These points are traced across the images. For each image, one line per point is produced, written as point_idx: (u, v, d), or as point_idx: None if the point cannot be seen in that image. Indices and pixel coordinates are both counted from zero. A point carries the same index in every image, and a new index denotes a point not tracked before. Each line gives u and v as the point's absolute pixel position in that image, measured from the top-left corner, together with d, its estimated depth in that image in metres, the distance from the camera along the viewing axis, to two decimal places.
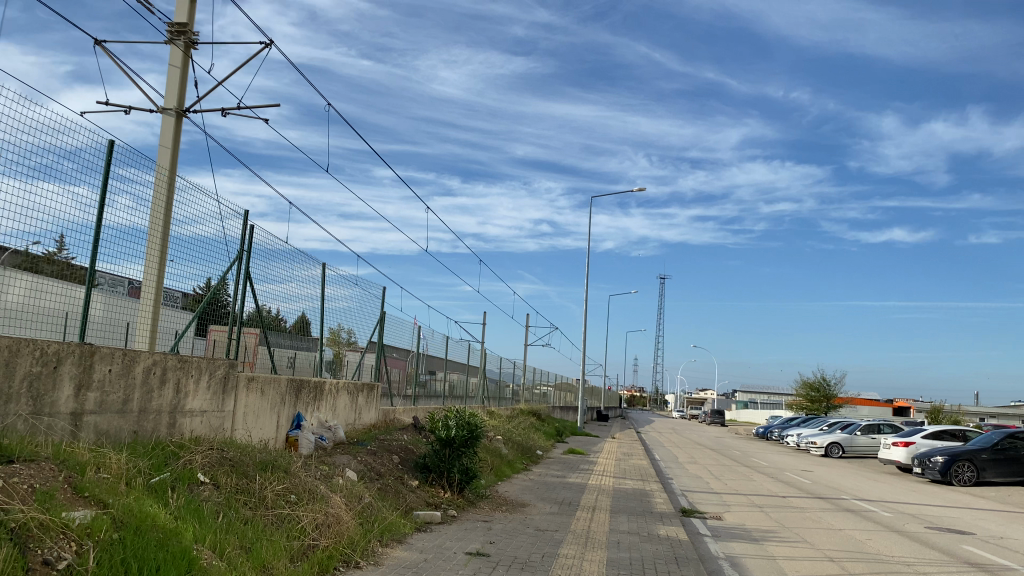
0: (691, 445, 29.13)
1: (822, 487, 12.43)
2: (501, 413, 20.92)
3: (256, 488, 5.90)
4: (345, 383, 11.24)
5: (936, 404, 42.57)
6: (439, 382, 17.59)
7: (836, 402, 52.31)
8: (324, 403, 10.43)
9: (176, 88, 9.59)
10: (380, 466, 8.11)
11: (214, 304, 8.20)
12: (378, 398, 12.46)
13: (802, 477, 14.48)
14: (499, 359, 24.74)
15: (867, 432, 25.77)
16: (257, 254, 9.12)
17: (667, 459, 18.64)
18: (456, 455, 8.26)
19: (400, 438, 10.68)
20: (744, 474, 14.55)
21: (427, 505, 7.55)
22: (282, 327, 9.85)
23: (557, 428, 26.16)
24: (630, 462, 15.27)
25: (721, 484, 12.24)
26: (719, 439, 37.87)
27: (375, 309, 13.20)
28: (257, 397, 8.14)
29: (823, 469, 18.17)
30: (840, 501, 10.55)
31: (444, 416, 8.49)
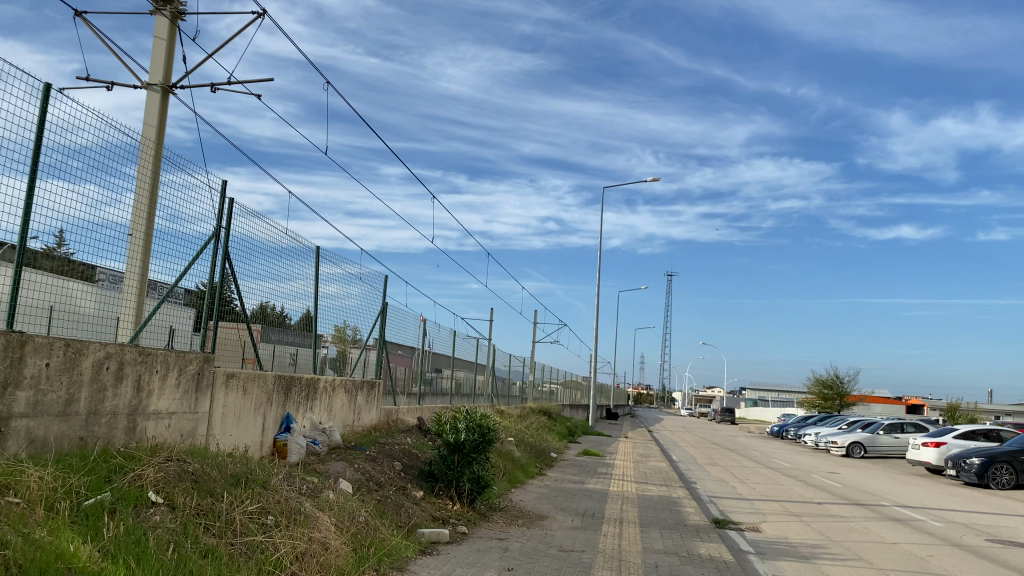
0: (703, 444, 28.91)
1: (857, 492, 12.16)
2: (509, 412, 20.74)
3: (213, 506, 5.50)
4: (344, 381, 10.97)
5: (954, 403, 42.22)
6: (446, 380, 17.41)
7: (850, 400, 51.98)
8: (318, 402, 10.16)
9: (163, 62, 9.34)
10: (380, 475, 7.97)
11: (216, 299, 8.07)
12: (378, 397, 12.21)
13: (827, 480, 14.23)
14: (505, 357, 24.55)
15: (890, 431, 25.48)
16: (263, 253, 9.05)
17: (685, 460, 18.43)
18: (465, 461, 8.06)
19: (401, 442, 10.41)
20: (768, 477, 14.32)
21: (433, 519, 7.36)
22: (285, 324, 9.69)
23: (569, 428, 25.96)
24: (646, 465, 15.05)
25: (749, 489, 12.00)
26: (731, 437, 37.67)
27: (376, 302, 12.89)
28: (235, 397, 7.89)
29: (851, 471, 17.90)
30: (881, 508, 10.30)
31: (452, 418, 8.21)
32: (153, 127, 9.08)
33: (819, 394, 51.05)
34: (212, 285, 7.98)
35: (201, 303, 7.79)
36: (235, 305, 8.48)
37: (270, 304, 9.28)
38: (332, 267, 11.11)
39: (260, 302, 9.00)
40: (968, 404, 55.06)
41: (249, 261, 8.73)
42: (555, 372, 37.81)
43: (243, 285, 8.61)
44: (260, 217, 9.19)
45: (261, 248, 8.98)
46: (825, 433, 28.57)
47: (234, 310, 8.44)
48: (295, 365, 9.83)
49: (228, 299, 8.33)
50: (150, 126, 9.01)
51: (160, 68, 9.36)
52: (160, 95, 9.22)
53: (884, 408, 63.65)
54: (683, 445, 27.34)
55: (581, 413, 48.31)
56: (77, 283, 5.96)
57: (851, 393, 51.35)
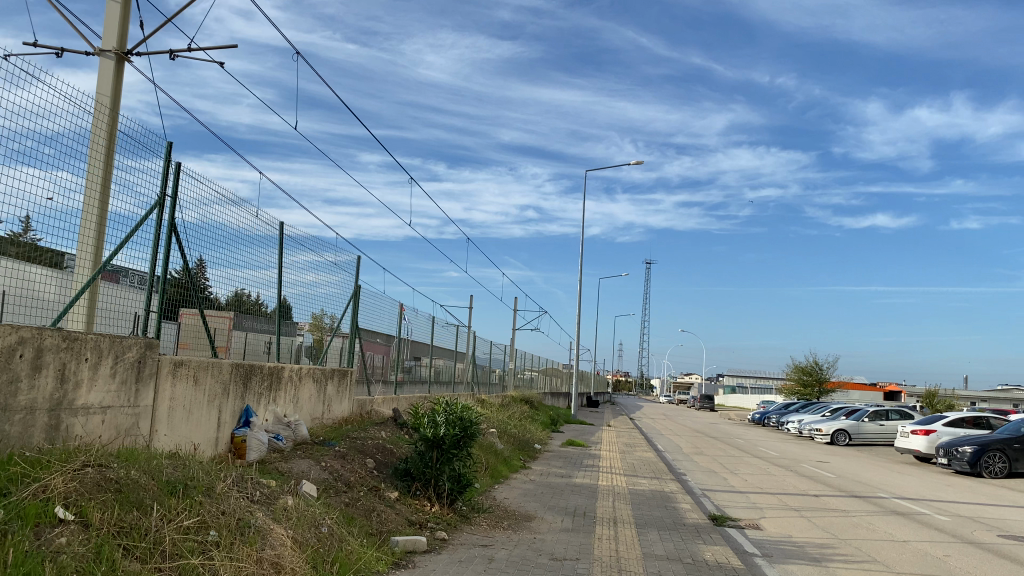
0: (684, 431, 29.01)
1: (853, 483, 12.16)
2: (489, 400, 20.58)
3: (140, 522, 4.90)
4: (310, 369, 10.45)
5: (932, 389, 42.74)
6: (424, 368, 17.22)
7: (829, 386, 52.51)
8: (281, 394, 9.54)
9: (118, 26, 8.36)
10: (350, 474, 7.80)
11: (190, 286, 7.90)
12: (350, 386, 11.92)
13: (816, 470, 14.24)
14: (485, 345, 24.35)
15: (875, 419, 25.67)
16: (241, 240, 8.87)
17: (670, 448, 18.42)
18: (444, 459, 7.87)
19: (371, 438, 9.98)
20: (757, 467, 14.30)
21: (409, 524, 7.16)
22: (262, 312, 9.47)
23: (551, 417, 25.87)
24: (633, 455, 14.96)
25: (740, 480, 11.95)
26: (713, 424, 37.84)
27: (348, 286, 12.40)
28: (184, 388, 7.32)
29: (839, 460, 17.96)
30: (881, 501, 10.27)
31: (430, 410, 7.96)
32: (106, 97, 8.12)
33: (798, 381, 51.49)
34: (184, 273, 7.80)
35: (175, 292, 7.62)
36: (211, 293, 8.27)
37: (247, 290, 9.07)
38: (309, 255, 10.85)
39: (235, 289, 8.76)
40: (945, 390, 55.78)
41: (226, 249, 8.52)
42: (535, 359, 37.73)
43: (218, 272, 8.40)
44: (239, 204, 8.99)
45: (236, 235, 8.75)
46: (808, 421, 28.76)
47: (209, 298, 8.24)
48: (270, 354, 9.60)
49: (203, 288, 8.14)
50: (103, 96, 8.08)
51: (115, 33, 8.38)
52: (116, 63, 8.25)
53: (862, 394, 64.35)
54: (665, 432, 27.40)
55: (561, 401, 48.35)
56: (40, 269, 5.77)
57: (830, 380, 51.85)
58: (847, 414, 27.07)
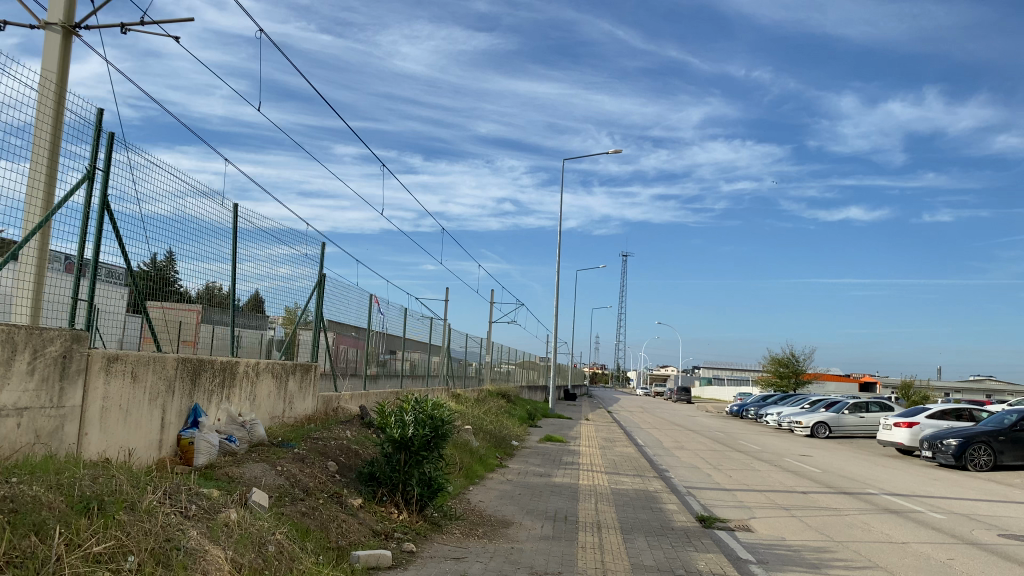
0: (662, 424, 29.10)
1: (838, 478, 12.20)
2: (464, 395, 20.46)
3: (35, 551, 4.08)
4: (267, 365, 9.83)
5: (907, 381, 43.28)
6: (398, 361, 17.06)
7: (805, 378, 52.99)
8: (236, 392, 8.96)
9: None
10: (309, 480, 7.53)
11: (160, 280, 7.71)
12: (314, 381, 11.53)
13: (800, 464, 14.29)
14: (460, 339, 24.21)
15: (855, 411, 25.88)
16: (216, 234, 8.71)
17: (650, 443, 18.44)
18: (413, 462, 7.65)
19: (331, 442, 9.47)
20: (740, 462, 14.31)
21: (374, 535, 6.86)
22: (235, 307, 9.31)
23: (528, 411, 25.80)
24: (613, 452, 14.91)
25: (724, 477, 11.91)
26: (691, 417, 38.03)
27: (313, 276, 11.83)
28: (121, 386, 6.75)
29: (822, 453, 18.05)
30: (871, 498, 10.29)
31: (398, 409, 7.76)
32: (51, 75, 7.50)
33: (775, 373, 51.92)
34: (155, 266, 7.61)
35: (142, 284, 7.43)
36: (181, 287, 8.10)
37: (220, 284, 8.90)
38: (283, 248, 10.67)
39: (207, 282, 8.59)
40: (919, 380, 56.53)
41: (199, 242, 8.34)
42: (512, 353, 37.68)
43: (188, 265, 8.19)
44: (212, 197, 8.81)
45: (209, 229, 8.58)
46: (787, 413, 28.95)
47: (179, 290, 8.06)
48: (239, 348, 9.42)
49: (174, 281, 7.97)
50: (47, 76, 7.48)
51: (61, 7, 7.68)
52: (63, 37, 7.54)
53: (837, 386, 65.05)
54: (643, 426, 27.48)
55: (539, 394, 48.35)
56: None
57: (806, 371, 52.34)
58: (826, 407, 27.27)
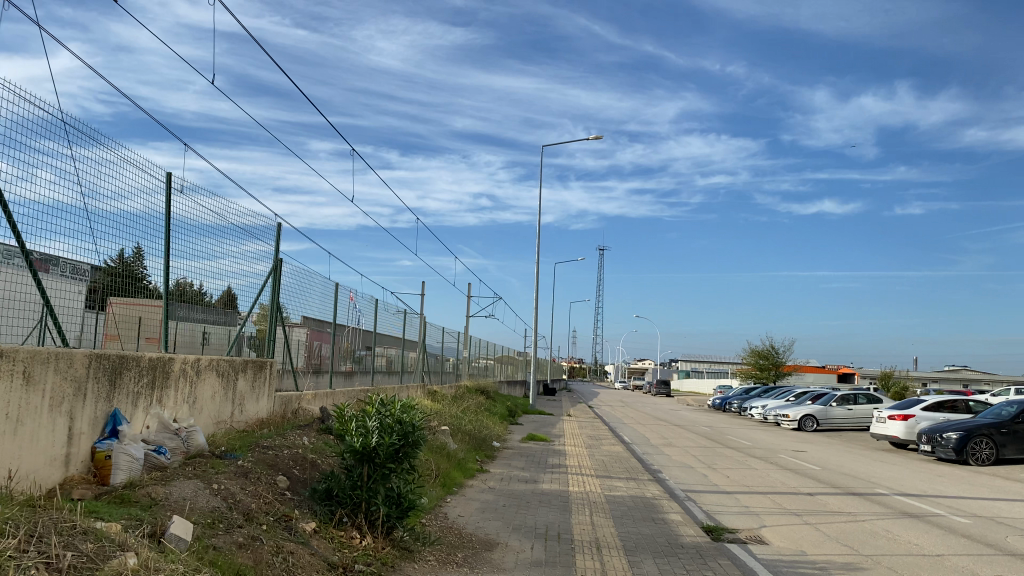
0: (643, 419, 29.01)
1: (843, 477, 12.11)
2: (441, 392, 20.14)
3: None
4: (210, 361, 8.62)
5: (886, 371, 43.73)
6: (374, 357, 16.82)
7: (784, 370, 53.36)
8: (171, 394, 7.71)
9: None
10: (253, 501, 6.43)
11: (129, 276, 7.45)
12: (269, 379, 10.34)
13: (796, 461, 14.19)
14: (437, 334, 23.85)
15: (842, 404, 25.96)
16: (191, 230, 8.50)
17: (637, 441, 18.27)
18: (378, 476, 6.60)
19: (283, 453, 8.24)
20: (735, 460, 14.18)
21: (329, 569, 5.80)
22: (206, 303, 9.02)
23: (508, 407, 25.51)
24: (601, 452, 14.68)
25: (722, 477, 11.76)
26: (671, 411, 38.07)
27: (267, 261, 10.70)
28: (10, 389, 5.50)
29: (816, 448, 18.02)
30: (883, 501, 10.18)
31: (361, 414, 6.61)
32: None
33: (754, 364, 52.20)
34: (123, 262, 7.34)
35: (109, 280, 7.15)
36: (149, 283, 7.81)
37: (191, 280, 8.63)
38: (262, 245, 10.54)
39: (178, 278, 8.32)
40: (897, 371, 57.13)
41: (170, 239, 8.08)
42: (490, 348, 37.40)
43: (161, 262, 7.95)
44: (190, 195, 8.58)
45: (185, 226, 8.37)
46: (772, 407, 28.99)
47: (148, 286, 7.79)
48: (207, 346, 9.09)
49: (144, 277, 7.70)
50: None
51: None
52: None
53: (815, 377, 65.58)
54: (623, 421, 27.36)
55: (518, 390, 48.09)
56: None
57: (785, 363, 52.71)
58: (812, 400, 27.33)
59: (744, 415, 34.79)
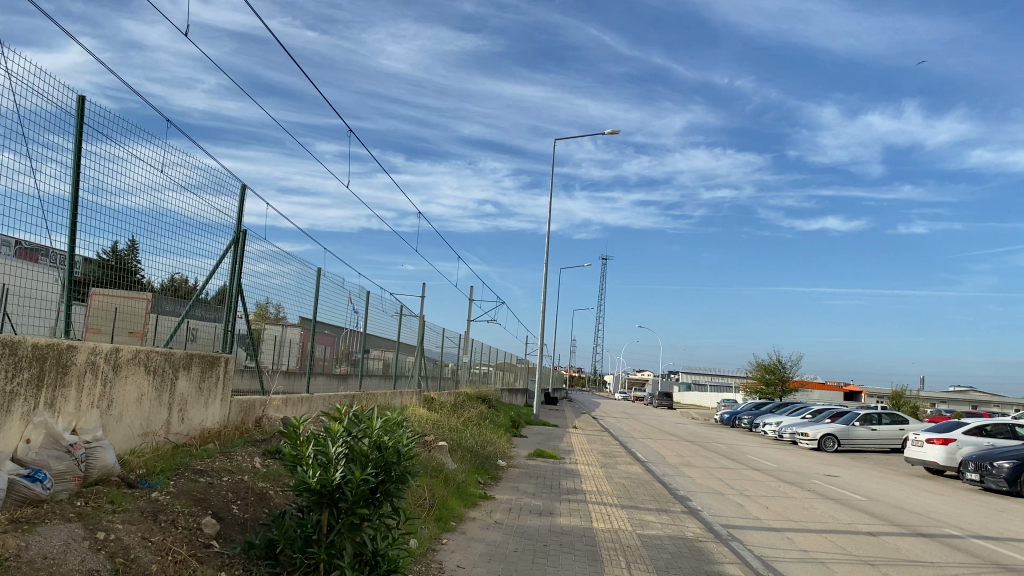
0: (651, 434, 28.57)
1: (894, 510, 11.37)
2: (438, 400, 19.98)
3: None
4: (142, 353, 7.28)
5: (898, 389, 43.35)
6: (373, 360, 16.82)
7: (792, 385, 53.00)
8: (66, 397, 6.19)
9: None
10: (156, 561, 4.99)
11: (121, 270, 7.16)
12: (218, 377, 8.93)
13: (838, 491, 13.52)
14: (436, 340, 23.64)
15: (865, 423, 25.54)
16: (196, 230, 8.35)
17: (653, 460, 17.82)
18: (344, 527, 5.24)
19: (219, 480, 6.79)
20: (768, 487, 13.63)
21: None
22: (200, 300, 8.76)
23: (511, 418, 25.24)
24: (618, 473, 14.11)
25: (763, 509, 10.95)
26: (679, 425, 37.61)
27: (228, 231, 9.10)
28: None
29: (848, 473, 17.39)
30: (946, 539, 9.33)
31: (320, 437, 5.31)
32: None
33: (760, 379, 51.88)
34: (116, 254, 7.08)
35: (99, 271, 6.88)
36: (144, 278, 7.51)
37: (186, 276, 8.33)
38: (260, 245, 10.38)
39: (173, 273, 8.01)
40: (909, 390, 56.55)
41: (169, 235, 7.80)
42: (491, 354, 37.03)
43: (160, 259, 7.73)
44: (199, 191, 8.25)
45: (194, 224, 8.19)
46: (788, 424, 28.63)
47: (143, 281, 7.50)
48: (195, 342, 8.71)
49: (139, 272, 7.43)
50: None
51: None
52: None
53: (821, 394, 65.20)
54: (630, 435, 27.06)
55: (518, 399, 47.64)
56: None
57: (792, 378, 52.34)
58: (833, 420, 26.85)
59: (757, 432, 34.22)
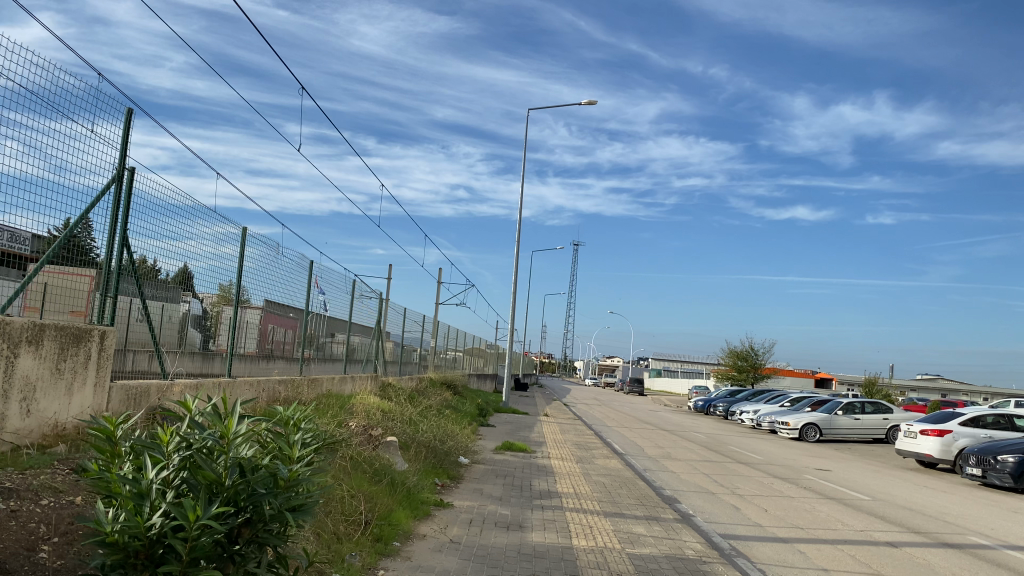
0: (625, 422, 28.46)
1: (906, 514, 11.16)
2: (403, 385, 19.78)
3: None
4: None
5: (870, 376, 43.82)
6: (338, 344, 16.44)
7: (764, 372, 53.37)
8: None
9: None
10: None
11: (71, 246, 6.89)
12: (85, 353, 6.89)
13: (841, 491, 13.33)
14: (403, 324, 23.20)
15: (847, 413, 25.63)
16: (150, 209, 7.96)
17: (631, 453, 17.74)
18: None
19: (27, 508, 4.97)
20: (761, 485, 13.52)
21: None
22: (159, 280, 8.53)
23: (478, 406, 25.02)
24: (597, 470, 13.89)
25: (763, 513, 10.54)
26: (651, 412, 37.57)
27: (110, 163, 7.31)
28: None
29: (840, 468, 17.29)
30: (974, 550, 8.92)
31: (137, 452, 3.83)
32: None
33: (732, 366, 52.19)
34: (69, 231, 6.83)
35: (50, 249, 6.60)
36: (97, 256, 7.33)
37: (144, 257, 8.16)
38: (224, 228, 10.03)
39: (129, 252, 7.85)
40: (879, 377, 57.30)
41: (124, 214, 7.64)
42: (459, 338, 36.61)
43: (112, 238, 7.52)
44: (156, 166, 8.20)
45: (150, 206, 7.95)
46: (767, 413, 28.73)
47: (94, 259, 7.27)
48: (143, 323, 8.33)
49: (93, 250, 7.27)
50: None
51: None
52: None
53: (791, 381, 65.90)
54: (604, 424, 27.01)
55: (486, 384, 47.48)
56: None
57: (765, 365, 52.69)
58: (813, 409, 26.97)
59: (733, 420, 34.41)
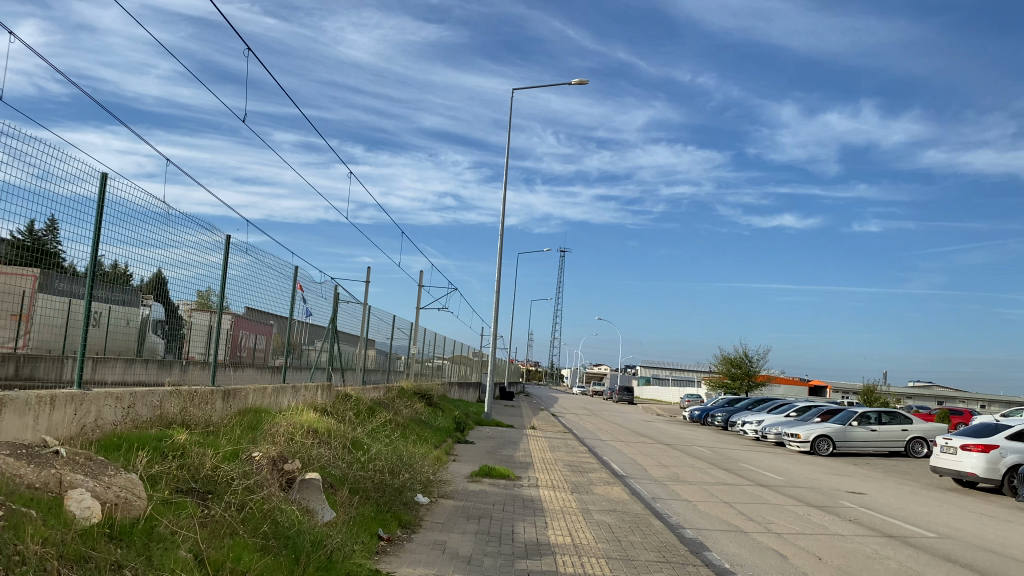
0: (620, 435, 27.98)
1: (990, 559, 10.64)
2: (369, 393, 19.59)
3: None
4: None
5: (867, 383, 43.57)
6: (315, 352, 15.81)
7: (757, 378, 53.11)
8: None
9: None
10: None
11: (36, 251, 6.54)
12: None
13: (895, 525, 12.84)
14: (388, 331, 22.99)
15: (861, 424, 25.26)
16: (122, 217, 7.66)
17: (635, 475, 17.30)
18: None
19: None
20: (801, 518, 13.03)
21: None
22: (129, 287, 8.13)
23: (457, 420, 24.41)
24: (601, 505, 13.26)
25: (829, 567, 9.92)
26: (645, 422, 37.05)
27: None
28: None
29: (875, 490, 16.81)
30: None
31: None
32: None
33: (725, 373, 51.92)
34: (32, 235, 6.47)
35: (10, 253, 6.25)
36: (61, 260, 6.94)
37: (117, 262, 7.78)
38: (208, 235, 9.70)
39: (100, 257, 7.45)
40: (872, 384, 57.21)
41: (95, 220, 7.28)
42: (443, 347, 36.05)
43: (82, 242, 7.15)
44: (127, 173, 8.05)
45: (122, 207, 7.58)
46: (773, 423, 28.36)
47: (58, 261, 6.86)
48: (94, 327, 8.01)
49: (59, 252, 6.87)
50: None
51: None
52: None
53: (784, 389, 65.66)
54: (600, 437, 26.51)
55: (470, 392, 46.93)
56: None
57: (758, 372, 52.41)
58: (824, 420, 26.63)
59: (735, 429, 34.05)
